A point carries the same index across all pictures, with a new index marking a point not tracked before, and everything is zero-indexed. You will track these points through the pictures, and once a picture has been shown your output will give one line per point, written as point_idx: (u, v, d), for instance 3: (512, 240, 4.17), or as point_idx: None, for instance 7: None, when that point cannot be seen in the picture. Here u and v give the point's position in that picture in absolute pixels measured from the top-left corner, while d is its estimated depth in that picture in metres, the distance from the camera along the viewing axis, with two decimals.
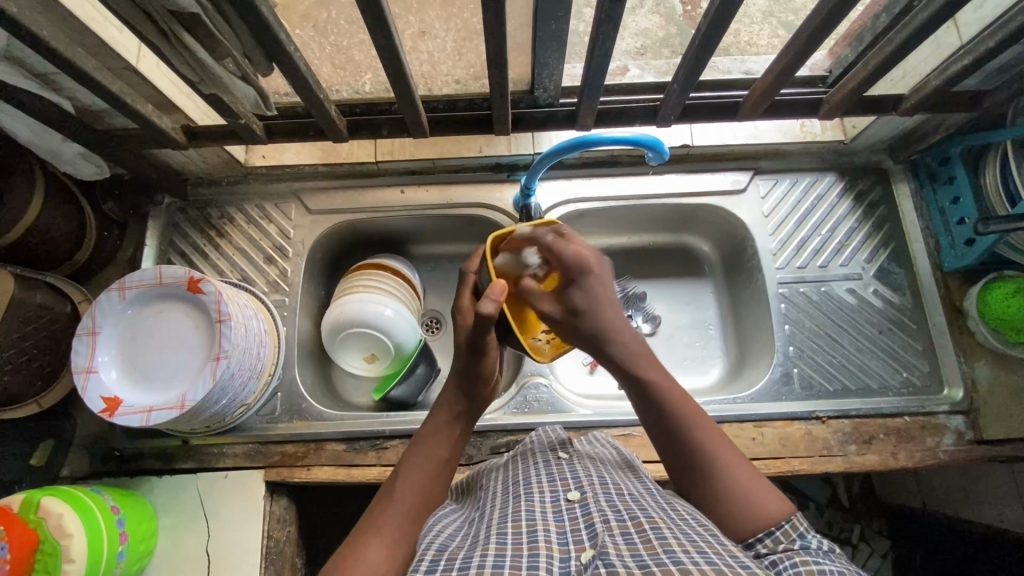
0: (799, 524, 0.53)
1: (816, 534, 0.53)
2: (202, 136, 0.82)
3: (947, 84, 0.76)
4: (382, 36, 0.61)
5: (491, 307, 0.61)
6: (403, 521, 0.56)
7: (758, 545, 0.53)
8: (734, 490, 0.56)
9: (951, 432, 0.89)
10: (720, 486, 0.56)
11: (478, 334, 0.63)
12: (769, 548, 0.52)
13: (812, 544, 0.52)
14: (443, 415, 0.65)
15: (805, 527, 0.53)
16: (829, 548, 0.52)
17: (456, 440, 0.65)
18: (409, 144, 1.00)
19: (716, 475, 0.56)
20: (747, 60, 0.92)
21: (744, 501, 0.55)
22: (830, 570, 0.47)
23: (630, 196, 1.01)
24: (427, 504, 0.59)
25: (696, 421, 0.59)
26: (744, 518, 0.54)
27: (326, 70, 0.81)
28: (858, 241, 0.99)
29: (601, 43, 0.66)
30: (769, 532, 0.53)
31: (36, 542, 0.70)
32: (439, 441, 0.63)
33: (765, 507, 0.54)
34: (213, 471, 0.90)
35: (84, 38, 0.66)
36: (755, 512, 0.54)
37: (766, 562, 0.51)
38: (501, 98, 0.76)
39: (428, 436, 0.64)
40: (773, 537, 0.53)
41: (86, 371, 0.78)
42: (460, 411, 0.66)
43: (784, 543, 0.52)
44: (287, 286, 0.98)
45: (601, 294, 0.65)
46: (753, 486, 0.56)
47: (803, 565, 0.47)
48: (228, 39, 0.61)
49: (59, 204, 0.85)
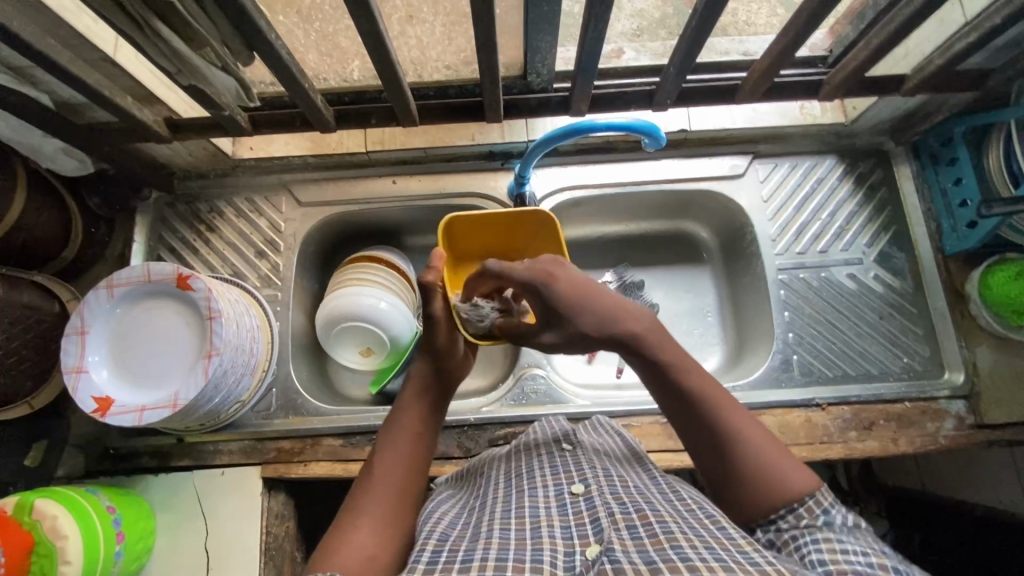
0: (824, 499, 0.52)
1: (840, 509, 0.52)
2: (186, 129, 0.80)
3: (951, 63, 0.74)
4: (367, 23, 0.59)
5: (432, 275, 0.64)
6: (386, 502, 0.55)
7: (780, 521, 0.52)
8: (753, 461, 0.54)
9: (952, 417, 0.89)
10: (741, 460, 0.54)
11: (425, 301, 0.64)
12: (791, 524, 0.51)
13: (836, 519, 0.51)
14: (410, 391, 0.64)
15: (830, 502, 0.52)
16: (853, 522, 0.51)
17: (434, 412, 0.63)
18: (400, 133, 0.97)
19: (737, 450, 0.54)
20: (745, 40, 0.89)
21: (770, 476, 0.53)
22: (852, 551, 0.47)
23: (626, 182, 0.99)
24: (409, 482, 0.57)
25: (715, 395, 0.57)
26: (770, 493, 0.52)
27: (312, 58, 0.79)
28: (858, 226, 0.98)
29: (594, 26, 0.64)
30: (791, 508, 0.51)
31: (32, 544, 0.69)
32: (410, 418, 0.61)
33: (791, 481, 0.53)
34: (209, 469, 0.89)
35: (58, 29, 0.63)
36: (781, 487, 0.52)
37: (784, 539, 0.50)
38: (492, 84, 0.74)
39: (401, 414, 0.62)
40: (795, 513, 0.51)
41: (77, 371, 0.77)
42: (431, 383, 0.64)
43: (807, 520, 0.51)
44: (279, 280, 0.97)
45: (574, 296, 0.58)
46: (777, 458, 0.54)
47: (826, 545, 0.48)
48: (206, 28, 0.59)
49: (43, 200, 0.83)
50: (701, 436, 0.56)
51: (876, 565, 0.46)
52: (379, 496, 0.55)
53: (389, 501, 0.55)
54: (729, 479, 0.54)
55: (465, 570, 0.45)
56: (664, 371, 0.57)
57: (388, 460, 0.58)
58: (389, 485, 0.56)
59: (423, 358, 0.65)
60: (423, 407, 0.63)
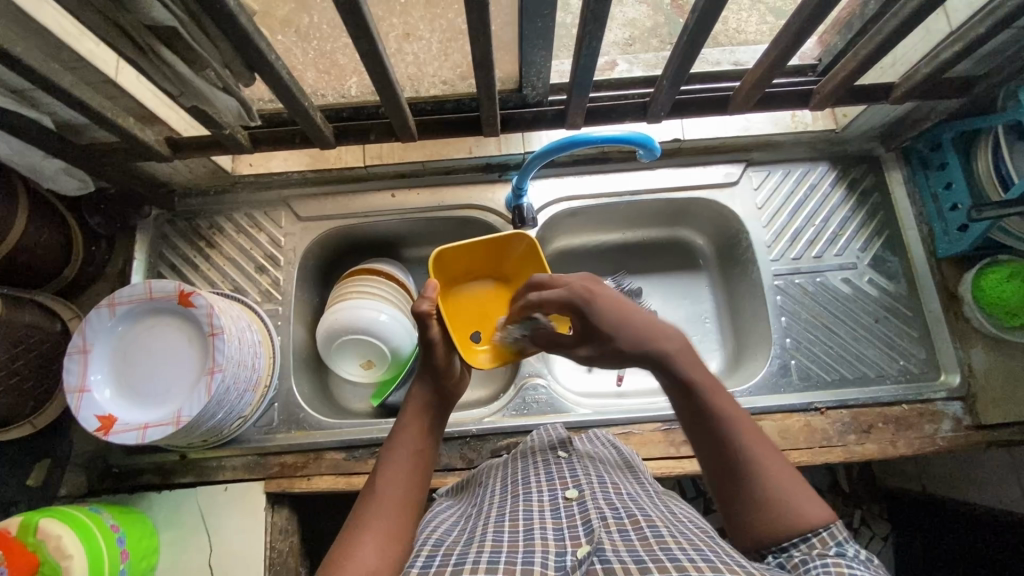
0: (838, 533, 0.51)
1: (854, 545, 0.50)
2: (187, 148, 0.81)
3: (937, 71, 0.75)
4: (366, 43, 0.60)
5: (427, 304, 0.64)
6: (392, 516, 0.55)
7: (792, 550, 0.51)
8: (769, 485, 0.53)
9: (949, 419, 0.90)
10: (757, 484, 0.54)
11: (423, 331, 0.63)
12: (803, 552, 0.50)
13: (850, 552, 0.49)
14: (411, 410, 0.65)
15: (844, 537, 0.51)
16: (866, 558, 0.50)
17: (433, 431, 0.64)
18: (398, 149, 0.98)
19: (755, 473, 0.54)
20: (736, 51, 0.91)
21: (780, 503, 0.53)
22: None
23: (622, 192, 1.00)
24: (412, 497, 0.58)
25: (733, 420, 0.57)
26: (778, 519, 0.52)
27: (311, 76, 0.80)
28: (852, 230, 0.99)
29: (588, 42, 0.66)
30: (804, 537, 0.51)
31: (36, 565, 0.69)
32: (411, 436, 0.62)
33: (803, 511, 0.52)
34: (212, 485, 0.89)
35: (60, 53, 0.64)
36: (790, 514, 0.52)
37: (794, 564, 0.49)
38: (489, 99, 0.75)
39: (402, 432, 0.63)
40: (808, 543, 0.50)
41: (80, 391, 0.77)
42: (429, 402, 0.65)
43: (820, 549, 0.50)
44: (280, 295, 0.97)
45: (612, 315, 0.60)
46: (793, 487, 0.54)
47: (835, 567, 0.46)
48: (207, 51, 0.60)
49: (42, 219, 0.83)
50: (720, 457, 0.56)
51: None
52: (384, 513, 0.55)
53: (393, 517, 0.55)
54: (743, 500, 0.54)
55: (456, 571, 0.45)
56: (689, 390, 0.58)
57: (391, 478, 0.58)
58: (392, 501, 0.57)
59: (423, 379, 0.66)
60: (423, 425, 0.64)
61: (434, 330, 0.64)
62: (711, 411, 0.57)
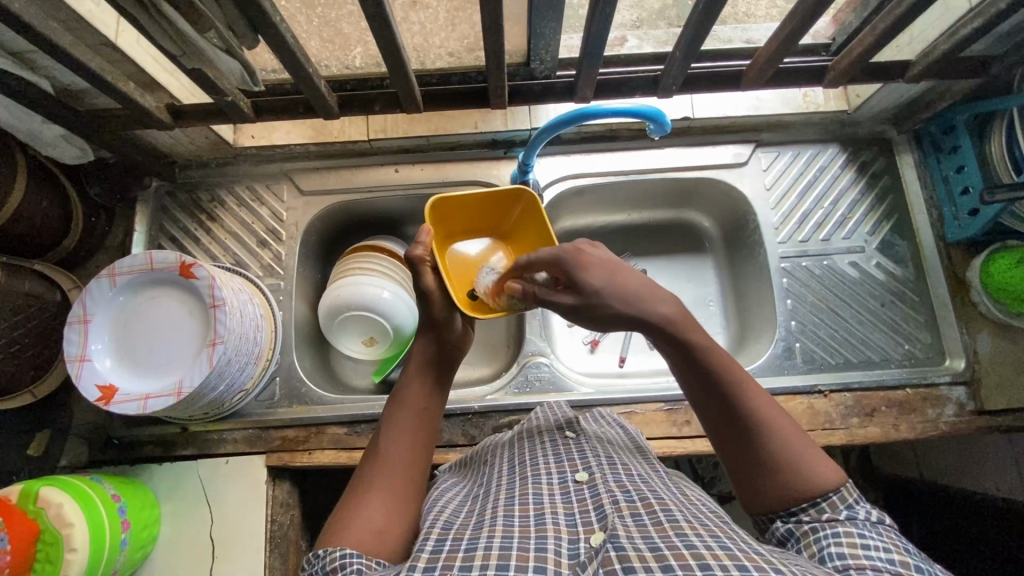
0: (848, 495, 0.51)
1: (865, 505, 0.51)
2: (188, 116, 0.80)
3: (955, 49, 0.74)
4: (373, 6, 0.59)
5: (421, 250, 0.64)
6: (396, 477, 0.55)
7: (801, 514, 0.52)
8: (783, 456, 0.53)
9: (953, 403, 0.90)
10: (773, 456, 0.53)
11: (414, 278, 0.63)
12: (813, 517, 0.51)
13: (860, 514, 0.50)
14: (415, 364, 0.64)
15: (854, 499, 0.51)
16: (878, 518, 0.51)
17: (439, 385, 0.64)
18: (402, 122, 0.96)
19: (764, 439, 0.53)
20: (749, 28, 0.87)
21: (791, 467, 0.52)
22: (874, 545, 0.47)
23: (630, 170, 0.99)
24: (417, 456, 0.58)
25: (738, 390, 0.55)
26: (791, 482, 0.52)
27: (314, 44, 0.78)
28: (861, 214, 0.98)
29: (600, 11, 0.64)
30: (815, 502, 0.52)
31: (37, 533, 0.69)
32: (416, 393, 0.62)
33: (816, 473, 0.52)
34: (213, 457, 0.89)
35: (59, 12, 0.62)
36: (804, 478, 0.52)
37: (804, 530, 0.51)
38: (497, 71, 0.74)
39: (406, 388, 0.62)
40: (817, 508, 0.51)
41: (80, 360, 0.77)
42: (432, 356, 0.64)
43: (829, 514, 0.51)
44: (282, 269, 0.96)
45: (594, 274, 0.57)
46: (803, 453, 0.53)
47: (846, 537, 0.48)
48: (209, 9, 0.58)
49: (42, 187, 0.82)
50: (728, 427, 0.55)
51: (897, 561, 0.45)
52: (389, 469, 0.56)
53: (397, 478, 0.55)
54: (760, 473, 0.53)
55: (467, 560, 0.44)
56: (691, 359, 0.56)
57: (396, 434, 0.58)
58: (397, 459, 0.57)
59: (424, 333, 0.65)
60: (424, 386, 0.63)
61: (428, 277, 0.63)
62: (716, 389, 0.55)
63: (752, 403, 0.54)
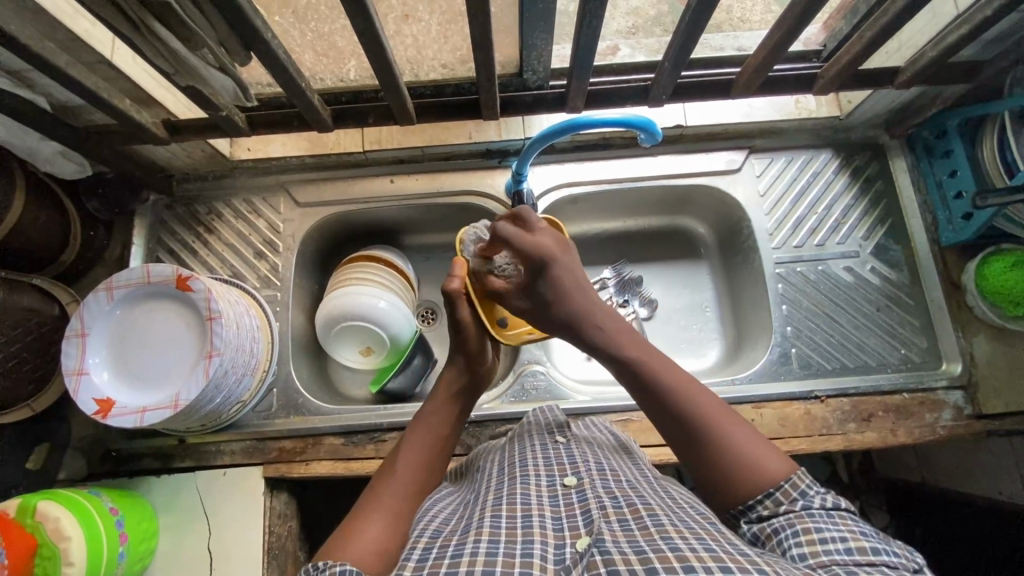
0: (801, 482, 0.51)
1: (818, 490, 0.51)
2: (184, 131, 0.80)
3: (943, 55, 0.74)
4: (362, 21, 0.59)
5: (455, 282, 0.69)
6: (406, 497, 0.56)
7: (759, 507, 0.52)
8: (732, 454, 0.54)
9: (950, 408, 0.89)
10: (719, 451, 0.54)
11: (449, 307, 0.68)
12: (769, 510, 0.51)
13: (815, 502, 0.50)
14: (442, 392, 0.66)
15: (807, 484, 0.51)
16: (834, 504, 0.51)
17: (456, 416, 0.66)
18: (397, 133, 0.98)
19: (709, 435, 0.55)
20: (740, 36, 0.88)
21: (736, 460, 0.54)
22: (830, 539, 0.46)
23: (623, 178, 0.99)
24: (426, 483, 0.59)
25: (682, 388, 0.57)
26: (739, 476, 0.53)
27: (309, 58, 0.78)
28: (855, 219, 0.98)
29: (588, 23, 0.64)
30: (768, 494, 0.52)
31: (35, 546, 0.69)
32: (438, 420, 0.63)
33: (765, 468, 0.53)
34: (211, 469, 0.89)
35: (55, 32, 0.63)
36: (753, 472, 0.53)
37: (767, 528, 0.50)
38: (488, 82, 0.74)
39: (428, 415, 0.64)
40: (773, 499, 0.51)
41: (78, 374, 0.77)
42: (461, 387, 0.67)
43: (785, 505, 0.51)
44: (279, 281, 0.97)
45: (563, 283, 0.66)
46: (750, 447, 0.54)
47: (804, 536, 0.47)
48: (203, 29, 0.59)
49: (41, 202, 0.83)
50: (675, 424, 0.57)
51: (853, 549, 0.45)
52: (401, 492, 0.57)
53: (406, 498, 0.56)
54: (711, 476, 0.55)
55: (453, 565, 0.44)
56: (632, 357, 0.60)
57: (413, 455, 0.60)
58: (409, 479, 0.58)
59: (457, 361, 0.68)
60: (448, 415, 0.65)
61: (462, 309, 0.68)
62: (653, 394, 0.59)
63: (697, 401, 0.57)
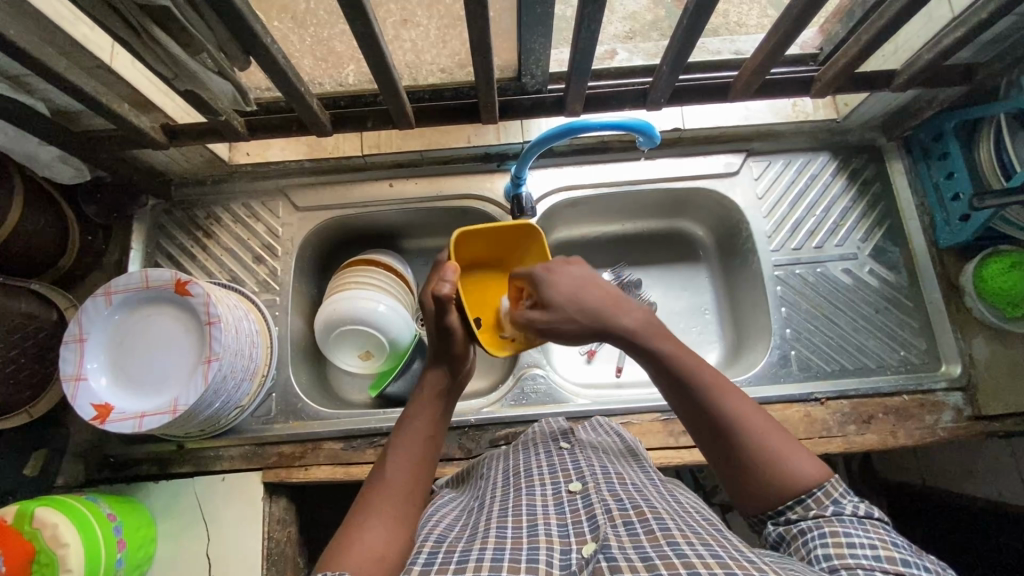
0: (834, 490, 0.52)
1: (852, 499, 0.52)
2: (184, 136, 0.81)
3: (940, 58, 0.74)
4: (361, 25, 0.59)
5: (447, 289, 0.62)
6: (398, 502, 0.56)
7: (789, 513, 0.53)
8: (766, 458, 0.54)
9: (950, 409, 0.89)
10: (755, 458, 0.55)
11: (441, 315, 0.62)
12: (799, 515, 0.52)
13: (846, 509, 0.51)
14: (425, 394, 0.65)
15: (840, 492, 0.52)
16: (866, 512, 0.51)
17: (440, 415, 0.64)
18: (396, 137, 0.97)
19: (743, 439, 0.55)
20: (737, 40, 0.89)
21: (771, 463, 0.54)
22: (859, 545, 0.47)
23: (621, 182, 0.99)
24: (418, 486, 0.59)
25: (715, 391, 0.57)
26: (774, 481, 0.54)
27: (308, 63, 0.79)
28: (853, 221, 0.98)
29: (586, 27, 0.65)
30: (799, 499, 0.53)
31: (32, 554, 0.69)
32: (422, 422, 0.63)
33: (798, 471, 0.54)
34: (210, 475, 0.89)
35: (54, 37, 0.63)
36: (787, 475, 0.54)
37: (795, 531, 0.52)
38: (487, 86, 0.74)
39: (413, 419, 0.63)
40: (805, 505, 0.52)
41: (75, 379, 0.77)
42: (444, 387, 0.65)
43: (816, 510, 0.52)
44: (278, 285, 0.97)
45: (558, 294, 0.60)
46: (784, 451, 0.55)
47: (832, 539, 0.48)
48: (202, 34, 0.59)
49: (39, 207, 0.83)
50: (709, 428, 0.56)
51: (882, 558, 0.46)
52: (391, 501, 0.56)
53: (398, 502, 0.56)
54: (744, 480, 0.55)
55: (459, 571, 0.44)
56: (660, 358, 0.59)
57: (401, 460, 0.59)
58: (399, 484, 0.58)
59: (438, 361, 0.66)
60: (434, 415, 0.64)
61: (453, 317, 0.63)
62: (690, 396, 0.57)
63: (730, 403, 0.56)
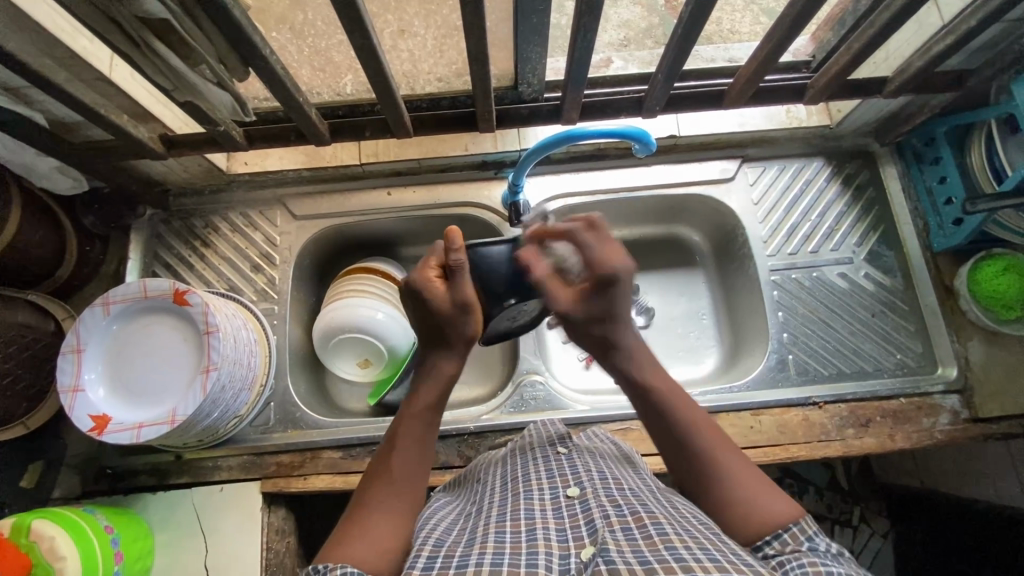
0: (808, 528, 0.51)
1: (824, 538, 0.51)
2: (182, 145, 0.81)
3: (931, 65, 0.75)
4: (360, 37, 0.60)
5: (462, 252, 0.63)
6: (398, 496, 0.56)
7: (766, 547, 0.51)
8: (735, 495, 0.55)
9: (947, 412, 0.90)
10: (726, 489, 0.55)
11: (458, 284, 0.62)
12: (777, 550, 0.50)
13: (821, 546, 0.50)
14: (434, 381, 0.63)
15: (813, 531, 0.51)
16: (838, 551, 0.50)
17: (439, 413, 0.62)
18: (393, 146, 0.98)
19: (714, 474, 0.56)
20: (730, 48, 0.91)
21: (740, 502, 0.54)
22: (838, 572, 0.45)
23: (618, 189, 1.00)
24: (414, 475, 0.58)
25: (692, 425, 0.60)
26: (742, 518, 0.53)
27: (305, 72, 0.82)
28: (847, 225, 0.99)
29: (582, 37, 0.65)
30: (776, 534, 0.51)
31: (29, 566, 0.68)
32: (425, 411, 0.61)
33: (772, 511, 0.53)
34: (208, 485, 0.88)
35: (54, 49, 0.64)
36: (758, 513, 0.53)
37: (772, 561, 0.49)
38: (485, 96, 0.75)
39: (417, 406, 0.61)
40: (781, 540, 0.51)
41: (73, 390, 0.77)
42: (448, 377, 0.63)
43: (792, 546, 0.50)
44: (276, 294, 0.97)
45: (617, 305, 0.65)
46: (757, 494, 0.55)
47: (811, 567, 0.45)
48: (202, 46, 0.60)
49: (37, 218, 0.83)
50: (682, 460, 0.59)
51: None
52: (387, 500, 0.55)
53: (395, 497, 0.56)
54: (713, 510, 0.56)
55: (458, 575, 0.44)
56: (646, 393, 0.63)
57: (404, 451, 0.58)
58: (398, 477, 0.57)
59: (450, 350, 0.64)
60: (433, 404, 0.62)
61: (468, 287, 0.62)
62: (669, 423, 0.61)
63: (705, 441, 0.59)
